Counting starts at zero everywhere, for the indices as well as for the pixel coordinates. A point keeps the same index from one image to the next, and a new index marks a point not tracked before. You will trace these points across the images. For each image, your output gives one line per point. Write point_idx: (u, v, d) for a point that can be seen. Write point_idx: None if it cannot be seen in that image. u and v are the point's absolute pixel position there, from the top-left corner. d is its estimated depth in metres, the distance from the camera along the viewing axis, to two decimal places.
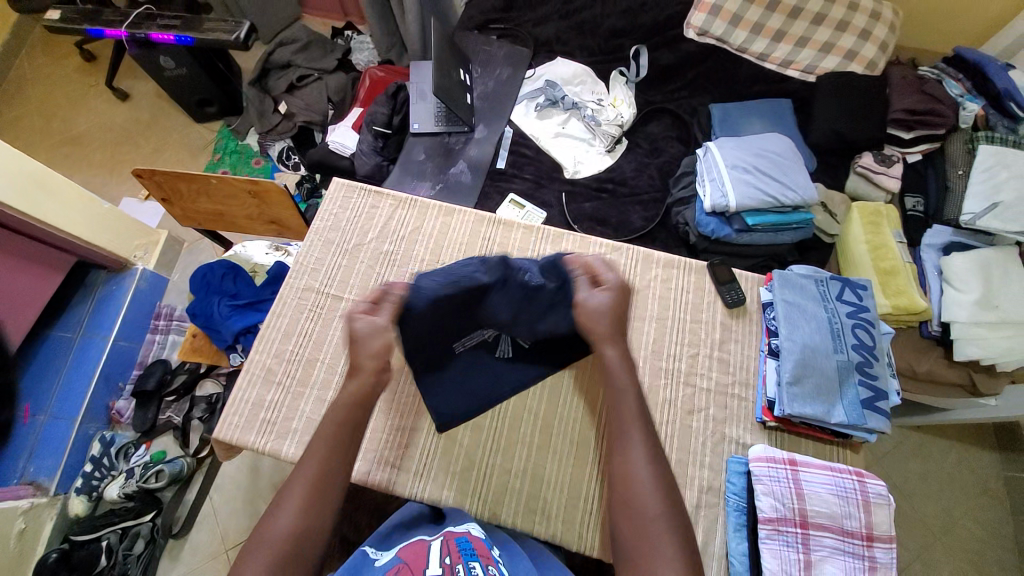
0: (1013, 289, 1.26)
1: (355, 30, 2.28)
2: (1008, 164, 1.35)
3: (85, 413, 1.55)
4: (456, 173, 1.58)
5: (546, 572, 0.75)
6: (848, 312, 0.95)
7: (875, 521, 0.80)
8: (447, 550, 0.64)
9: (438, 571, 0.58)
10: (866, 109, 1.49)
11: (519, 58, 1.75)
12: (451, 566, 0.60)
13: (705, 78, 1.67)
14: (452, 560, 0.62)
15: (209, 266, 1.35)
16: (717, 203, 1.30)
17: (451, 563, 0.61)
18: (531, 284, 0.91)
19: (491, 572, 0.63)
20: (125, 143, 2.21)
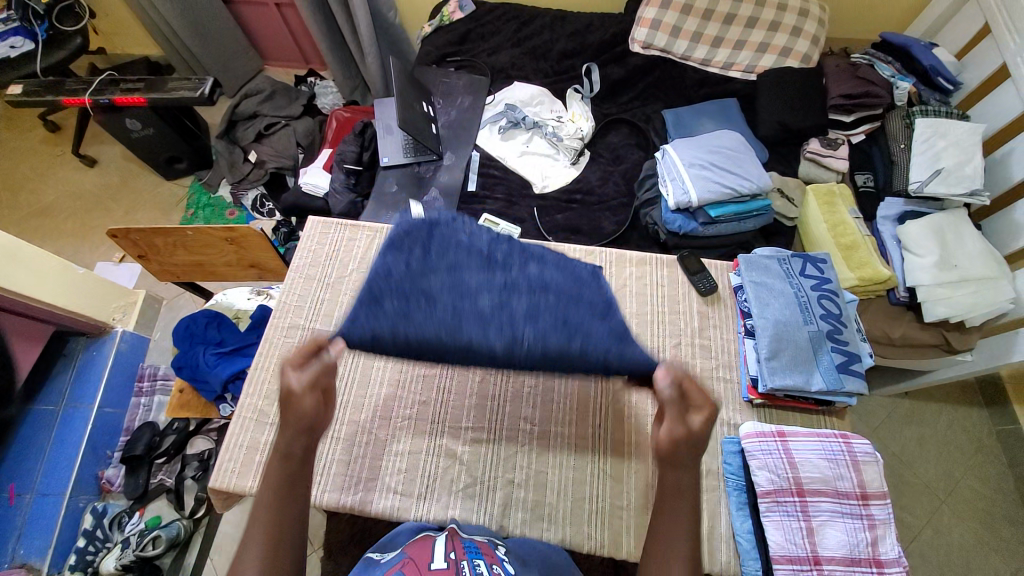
0: (967, 248, 1.35)
1: (318, 76, 2.36)
2: (943, 134, 1.45)
3: (74, 486, 1.50)
4: (429, 200, 1.62)
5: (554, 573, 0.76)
6: (813, 285, 1.00)
7: (867, 479, 0.82)
8: (451, 548, 0.67)
9: (443, 565, 0.60)
10: (805, 100, 1.60)
11: (479, 86, 1.83)
12: (456, 561, 0.62)
13: (655, 87, 1.77)
14: (457, 556, 0.63)
15: (192, 317, 1.34)
16: (680, 200, 1.36)
17: (456, 560, 0.63)
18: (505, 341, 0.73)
19: (496, 568, 0.64)
20: (96, 208, 2.21)
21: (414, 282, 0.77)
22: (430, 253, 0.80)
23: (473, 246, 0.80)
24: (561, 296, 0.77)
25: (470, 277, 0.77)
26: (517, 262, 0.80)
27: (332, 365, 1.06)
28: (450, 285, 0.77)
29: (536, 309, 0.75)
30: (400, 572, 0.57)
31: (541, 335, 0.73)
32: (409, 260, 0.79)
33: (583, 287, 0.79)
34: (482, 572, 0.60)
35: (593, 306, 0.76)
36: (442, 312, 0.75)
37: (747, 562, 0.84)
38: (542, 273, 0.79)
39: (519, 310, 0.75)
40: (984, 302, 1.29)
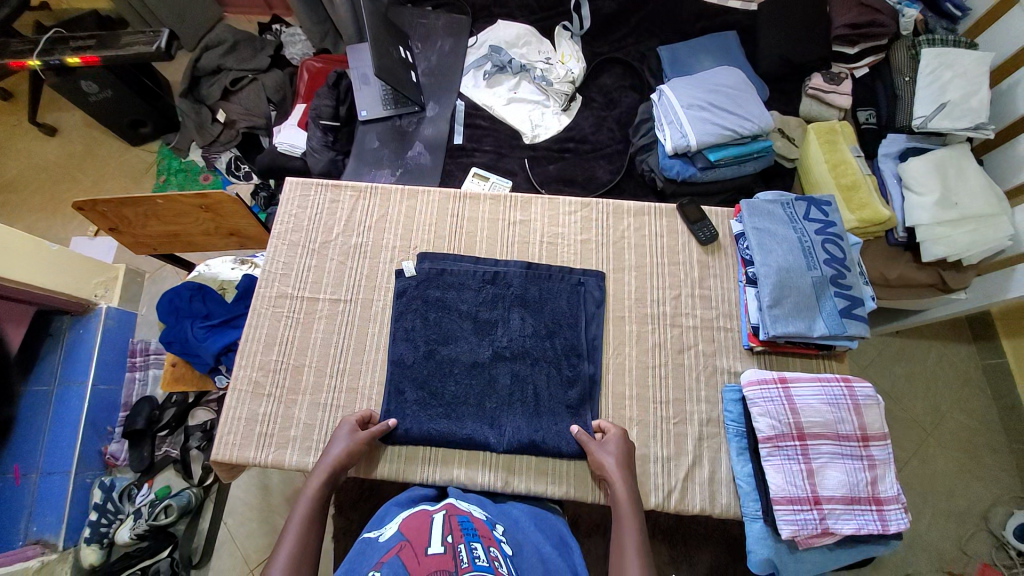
0: (968, 184, 1.32)
1: (283, 23, 2.17)
2: (950, 65, 1.37)
3: (78, 463, 1.50)
4: (414, 155, 1.53)
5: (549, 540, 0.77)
6: (817, 229, 0.96)
7: (867, 422, 0.83)
8: (449, 530, 0.67)
9: (440, 548, 0.61)
10: (808, 31, 1.51)
11: (459, 27, 1.69)
12: (453, 545, 0.62)
13: (649, 21, 1.65)
14: (454, 540, 0.64)
15: (175, 290, 1.29)
16: (678, 144, 1.29)
17: (453, 543, 0.64)
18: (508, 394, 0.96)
19: (493, 551, 0.65)
20: (62, 180, 2.08)
21: (422, 363, 0.98)
22: (432, 333, 1.00)
23: (463, 310, 1.02)
24: (540, 366, 0.97)
25: (463, 357, 0.98)
26: (503, 332, 1.00)
27: (325, 334, 1.03)
28: (451, 363, 0.98)
29: (519, 369, 0.97)
30: (397, 558, 0.59)
31: (527, 396, 0.96)
32: (418, 340, 1.00)
33: (559, 352, 0.98)
34: (478, 555, 0.61)
35: (563, 377, 0.97)
36: (450, 382, 0.97)
37: (747, 504, 0.88)
38: (523, 341, 0.99)
39: (504, 383, 0.97)
40: (983, 240, 1.28)
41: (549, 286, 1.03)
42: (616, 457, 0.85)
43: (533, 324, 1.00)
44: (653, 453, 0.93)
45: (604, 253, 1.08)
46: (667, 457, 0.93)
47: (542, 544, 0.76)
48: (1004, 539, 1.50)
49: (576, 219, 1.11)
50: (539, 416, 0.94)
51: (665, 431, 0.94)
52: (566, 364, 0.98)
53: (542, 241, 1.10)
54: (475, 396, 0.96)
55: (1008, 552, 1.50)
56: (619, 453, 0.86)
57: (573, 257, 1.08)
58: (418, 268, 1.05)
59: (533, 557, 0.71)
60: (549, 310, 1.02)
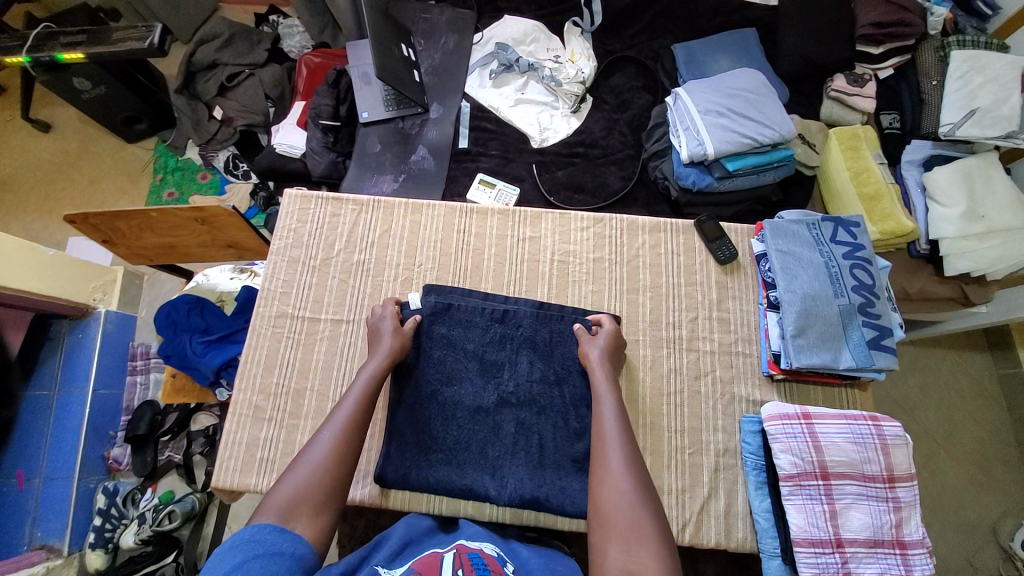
0: (997, 195, 1.26)
1: (281, 14, 2.11)
2: (982, 69, 1.30)
3: (81, 469, 1.48)
4: (417, 160, 1.47)
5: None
6: (845, 253, 0.91)
7: (894, 462, 0.79)
8: (459, 563, 0.66)
9: None
10: (831, 29, 1.44)
11: (464, 23, 1.62)
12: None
13: (664, 17, 1.57)
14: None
15: (172, 303, 1.25)
16: (695, 152, 1.23)
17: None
18: (518, 431, 0.93)
19: None
20: (58, 178, 2.03)
21: (426, 407, 0.93)
22: (435, 372, 0.95)
23: (472, 353, 0.96)
24: (551, 413, 0.94)
25: (467, 401, 0.94)
26: (510, 376, 0.95)
27: (326, 357, 0.99)
28: (455, 406, 0.94)
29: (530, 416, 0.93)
30: None
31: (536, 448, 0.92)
32: (422, 381, 0.94)
33: (568, 402, 0.94)
34: None
35: (571, 428, 0.92)
36: (457, 427, 0.93)
37: (765, 541, 0.84)
38: (530, 387, 0.95)
39: (508, 431, 0.93)
40: (1009, 255, 1.22)
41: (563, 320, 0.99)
42: (603, 347, 0.90)
43: (543, 367, 0.96)
44: (667, 485, 0.89)
45: (619, 271, 1.03)
46: (681, 489, 0.89)
47: None
48: (1014, 553, 1.47)
49: (587, 236, 1.06)
50: (542, 469, 0.91)
51: (681, 462, 0.91)
52: (575, 415, 0.93)
53: (553, 260, 1.05)
54: (479, 441, 0.92)
55: (1015, 565, 1.47)
56: (606, 345, 0.91)
57: (585, 275, 1.03)
58: (423, 302, 0.99)
59: None
60: (563, 352, 0.97)
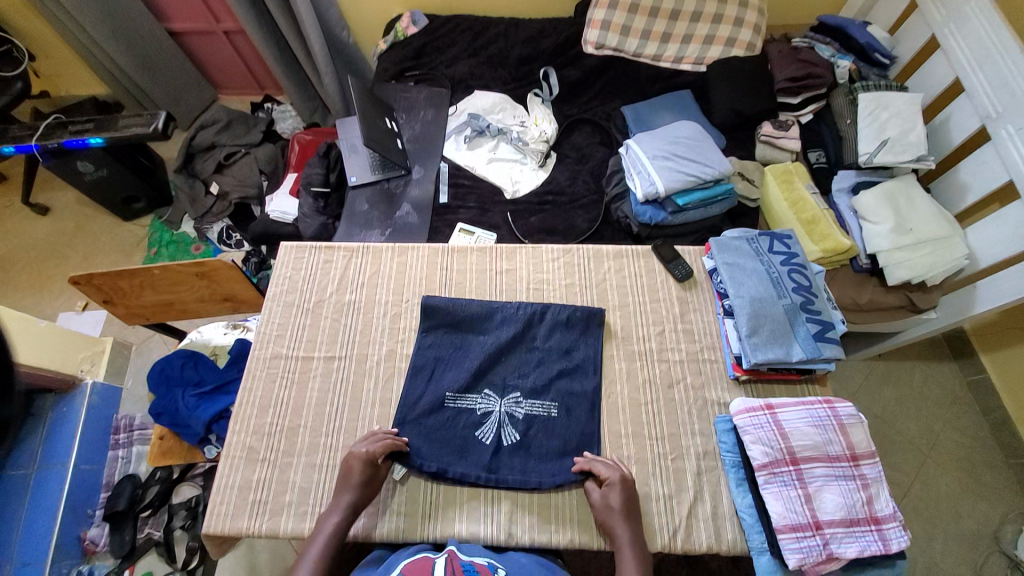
0: (918, 210, 1.41)
1: (275, 101, 2.33)
2: (886, 106, 1.52)
3: (56, 552, 1.39)
4: (402, 215, 1.61)
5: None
6: (782, 261, 1.06)
7: (854, 441, 0.88)
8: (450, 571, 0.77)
9: None
10: (754, 85, 1.68)
11: (440, 98, 1.84)
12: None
13: (612, 85, 1.82)
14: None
15: (166, 359, 1.32)
16: (648, 192, 1.40)
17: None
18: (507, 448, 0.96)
19: None
20: (53, 258, 2.12)
21: (428, 427, 0.98)
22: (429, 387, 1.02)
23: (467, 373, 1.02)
24: (547, 427, 0.98)
25: (458, 423, 0.98)
26: (518, 386, 1.01)
27: (320, 393, 1.04)
28: (448, 436, 0.97)
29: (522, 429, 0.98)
30: None
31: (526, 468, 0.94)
32: (418, 406, 1.00)
33: (567, 413, 0.99)
34: None
35: (560, 447, 0.96)
36: (460, 445, 0.97)
37: (752, 537, 0.87)
38: (536, 398, 1.00)
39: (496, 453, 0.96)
40: (941, 262, 1.36)
41: (549, 454, 0.96)
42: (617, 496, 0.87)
43: (530, 386, 1.01)
44: (654, 492, 0.93)
45: (589, 355, 1.05)
46: (667, 495, 0.92)
47: None
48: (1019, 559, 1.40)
49: (558, 265, 1.18)
50: (543, 470, 0.94)
51: (664, 468, 0.95)
52: (575, 426, 0.98)
53: (525, 307, 1.09)
54: (475, 463, 0.95)
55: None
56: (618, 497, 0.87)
57: (565, 373, 1.02)
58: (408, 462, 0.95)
59: None
60: (548, 369, 1.03)
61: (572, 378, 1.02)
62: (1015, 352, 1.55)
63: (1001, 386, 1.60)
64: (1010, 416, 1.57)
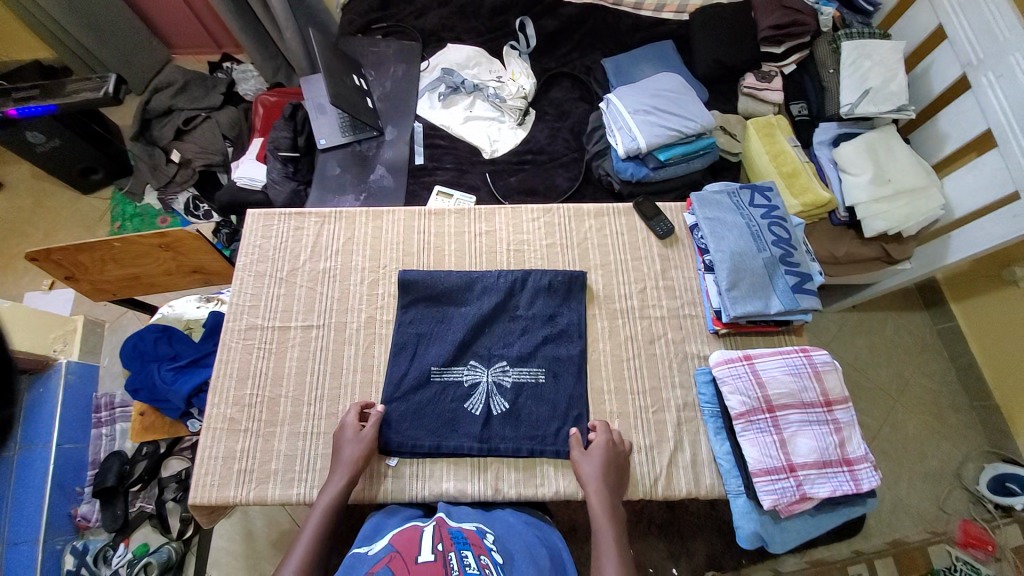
0: (897, 161, 1.41)
1: (234, 60, 2.18)
2: (868, 55, 1.49)
3: (47, 529, 1.39)
4: (377, 178, 1.55)
5: (540, 544, 0.81)
6: (763, 214, 1.06)
7: (828, 387, 0.91)
8: (439, 538, 0.74)
9: (430, 557, 0.68)
10: (737, 34, 1.62)
11: (410, 53, 1.74)
12: (443, 553, 0.70)
13: (592, 36, 1.74)
14: (444, 547, 0.71)
15: (138, 334, 1.27)
16: (629, 148, 1.36)
17: (443, 550, 0.71)
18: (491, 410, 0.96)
19: (483, 559, 0.71)
20: (9, 235, 2.00)
21: (412, 392, 0.98)
22: (411, 352, 1.01)
23: (449, 337, 1.01)
24: (531, 389, 0.98)
25: (441, 387, 0.98)
26: (501, 348, 1.01)
27: (299, 362, 1.02)
28: (431, 400, 0.97)
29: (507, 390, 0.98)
30: (387, 567, 0.66)
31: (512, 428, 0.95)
32: (401, 372, 0.99)
33: (550, 373, 0.99)
34: (468, 563, 0.68)
35: (544, 406, 0.97)
36: (445, 409, 0.96)
37: (729, 481, 0.90)
38: (520, 360, 1.00)
39: (481, 415, 0.96)
40: (918, 212, 1.36)
41: (541, 419, 0.96)
42: (597, 464, 0.88)
43: (513, 348, 1.01)
44: (636, 444, 0.95)
45: (573, 322, 1.04)
46: (650, 446, 0.95)
47: (538, 550, 0.79)
48: (979, 494, 1.51)
49: (539, 225, 1.15)
50: (528, 426, 0.96)
51: (646, 421, 0.97)
52: (559, 386, 0.98)
53: (509, 274, 1.07)
54: (461, 424, 0.95)
55: (985, 506, 1.51)
56: (602, 462, 0.89)
57: (551, 339, 1.02)
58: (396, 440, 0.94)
59: (528, 563, 0.75)
60: (531, 330, 1.03)
61: (555, 338, 1.02)
62: (985, 300, 1.61)
63: (969, 333, 1.67)
64: (976, 360, 1.64)
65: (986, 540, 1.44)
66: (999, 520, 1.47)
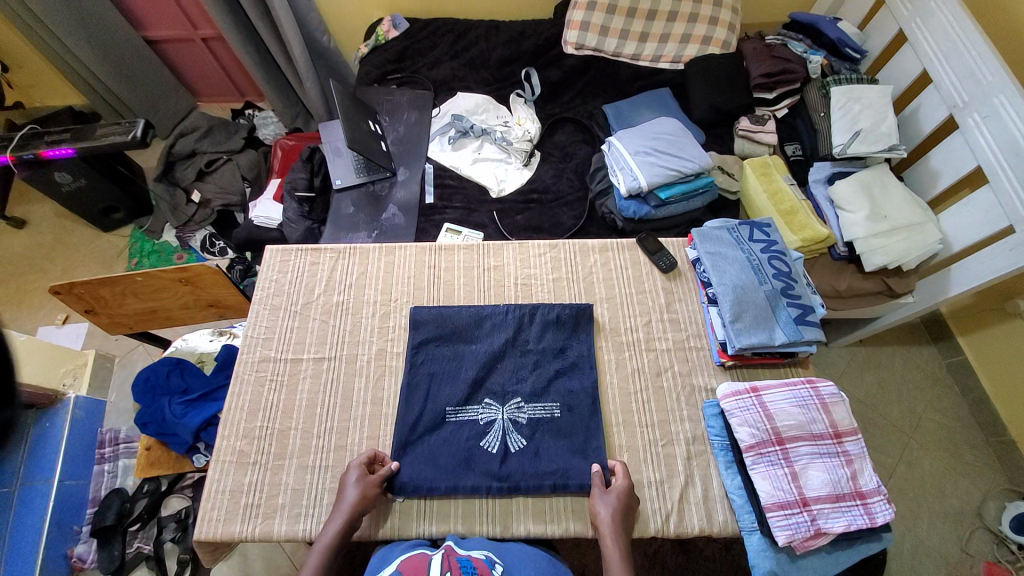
0: (891, 198, 1.46)
1: (256, 108, 2.31)
2: (858, 99, 1.57)
3: (42, 571, 1.34)
4: (388, 217, 1.61)
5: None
6: (763, 249, 1.10)
7: (837, 419, 0.91)
8: (447, 566, 0.73)
9: None
10: (731, 82, 1.72)
11: (423, 101, 1.85)
12: None
13: (593, 84, 1.85)
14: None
15: (152, 367, 1.29)
16: (631, 187, 1.42)
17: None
18: (500, 442, 0.97)
19: None
20: (30, 271, 2.06)
21: (420, 425, 0.98)
22: (421, 381, 1.02)
23: (458, 372, 1.03)
24: (539, 422, 0.98)
25: (450, 419, 0.99)
26: (510, 381, 1.02)
27: (310, 394, 1.04)
28: (441, 434, 0.98)
29: (516, 423, 0.98)
30: None
31: (521, 463, 0.95)
32: (414, 415, 0.99)
33: (558, 406, 1.00)
34: None
35: (554, 440, 0.97)
36: (454, 442, 0.97)
37: (742, 516, 0.89)
38: (529, 392, 1.01)
39: (490, 448, 0.96)
40: (916, 247, 1.40)
41: (557, 454, 0.95)
42: (610, 508, 0.87)
43: (526, 384, 1.02)
44: (646, 478, 0.94)
45: (581, 355, 1.06)
46: (659, 480, 0.94)
47: None
48: (1002, 533, 1.46)
49: (545, 261, 1.19)
50: (537, 460, 0.95)
51: (655, 454, 0.96)
52: (567, 419, 0.99)
53: (516, 309, 1.10)
54: (471, 458, 0.95)
55: (1008, 547, 1.44)
56: (615, 505, 0.87)
57: (560, 372, 1.03)
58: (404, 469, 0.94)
59: None
60: (539, 362, 1.04)
61: (562, 370, 1.03)
62: (991, 334, 1.61)
63: (979, 368, 1.66)
64: (989, 395, 1.62)
65: None
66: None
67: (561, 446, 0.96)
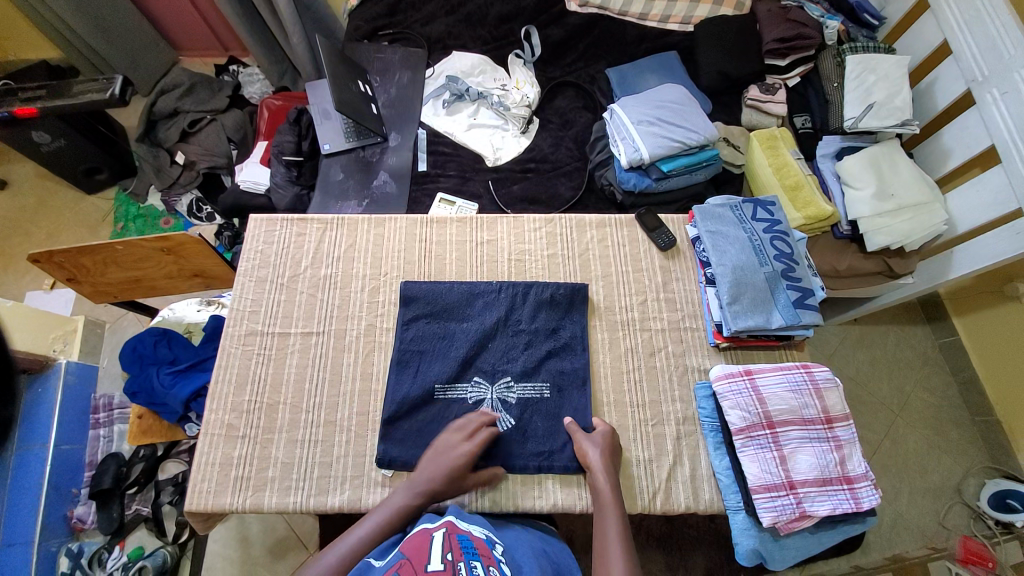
0: (900, 175, 1.41)
1: (240, 63, 2.18)
2: (872, 69, 1.49)
3: (42, 532, 1.37)
4: (379, 184, 1.55)
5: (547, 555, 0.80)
6: (765, 228, 1.06)
7: (829, 404, 0.90)
8: (449, 547, 0.72)
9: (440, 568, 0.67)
10: (742, 47, 1.62)
11: (416, 59, 1.75)
12: (453, 563, 0.68)
13: (596, 45, 1.74)
14: (453, 558, 0.70)
15: (138, 337, 1.28)
16: (632, 158, 1.36)
17: (453, 561, 0.69)
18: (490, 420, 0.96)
19: (492, 570, 0.70)
20: (13, 234, 2.00)
21: (409, 402, 0.97)
22: (410, 358, 1.01)
23: (448, 350, 1.01)
24: (530, 401, 0.98)
25: (439, 397, 0.98)
26: (501, 358, 1.01)
27: (298, 369, 1.02)
28: (431, 410, 0.97)
29: (507, 402, 0.97)
30: None
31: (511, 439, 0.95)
32: (402, 393, 0.98)
33: (549, 385, 0.99)
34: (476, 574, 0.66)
35: (544, 419, 0.96)
36: (444, 419, 0.97)
37: (728, 497, 0.90)
38: (520, 371, 1.00)
39: None
40: (921, 226, 1.36)
41: (546, 433, 0.95)
42: (600, 450, 0.90)
43: (517, 362, 1.00)
44: (636, 456, 0.94)
45: (575, 334, 1.04)
46: (648, 459, 0.94)
47: (542, 557, 0.79)
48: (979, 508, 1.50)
49: (541, 235, 1.15)
50: (526, 437, 0.95)
51: (644, 434, 0.96)
52: (558, 398, 0.98)
53: (509, 285, 1.07)
54: None
55: (986, 522, 1.49)
56: (604, 447, 0.90)
57: (554, 353, 1.02)
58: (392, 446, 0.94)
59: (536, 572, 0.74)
60: (532, 340, 1.03)
61: (555, 349, 1.02)
62: (988, 316, 1.60)
63: (972, 348, 1.66)
64: (978, 375, 1.64)
65: (986, 556, 1.38)
66: (999, 537, 1.45)
67: (552, 425, 0.96)
